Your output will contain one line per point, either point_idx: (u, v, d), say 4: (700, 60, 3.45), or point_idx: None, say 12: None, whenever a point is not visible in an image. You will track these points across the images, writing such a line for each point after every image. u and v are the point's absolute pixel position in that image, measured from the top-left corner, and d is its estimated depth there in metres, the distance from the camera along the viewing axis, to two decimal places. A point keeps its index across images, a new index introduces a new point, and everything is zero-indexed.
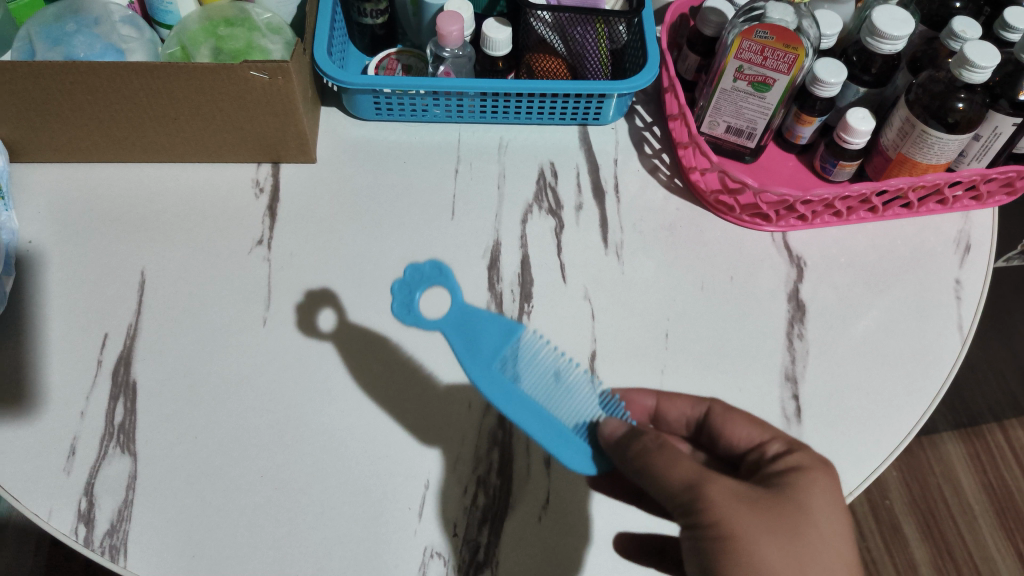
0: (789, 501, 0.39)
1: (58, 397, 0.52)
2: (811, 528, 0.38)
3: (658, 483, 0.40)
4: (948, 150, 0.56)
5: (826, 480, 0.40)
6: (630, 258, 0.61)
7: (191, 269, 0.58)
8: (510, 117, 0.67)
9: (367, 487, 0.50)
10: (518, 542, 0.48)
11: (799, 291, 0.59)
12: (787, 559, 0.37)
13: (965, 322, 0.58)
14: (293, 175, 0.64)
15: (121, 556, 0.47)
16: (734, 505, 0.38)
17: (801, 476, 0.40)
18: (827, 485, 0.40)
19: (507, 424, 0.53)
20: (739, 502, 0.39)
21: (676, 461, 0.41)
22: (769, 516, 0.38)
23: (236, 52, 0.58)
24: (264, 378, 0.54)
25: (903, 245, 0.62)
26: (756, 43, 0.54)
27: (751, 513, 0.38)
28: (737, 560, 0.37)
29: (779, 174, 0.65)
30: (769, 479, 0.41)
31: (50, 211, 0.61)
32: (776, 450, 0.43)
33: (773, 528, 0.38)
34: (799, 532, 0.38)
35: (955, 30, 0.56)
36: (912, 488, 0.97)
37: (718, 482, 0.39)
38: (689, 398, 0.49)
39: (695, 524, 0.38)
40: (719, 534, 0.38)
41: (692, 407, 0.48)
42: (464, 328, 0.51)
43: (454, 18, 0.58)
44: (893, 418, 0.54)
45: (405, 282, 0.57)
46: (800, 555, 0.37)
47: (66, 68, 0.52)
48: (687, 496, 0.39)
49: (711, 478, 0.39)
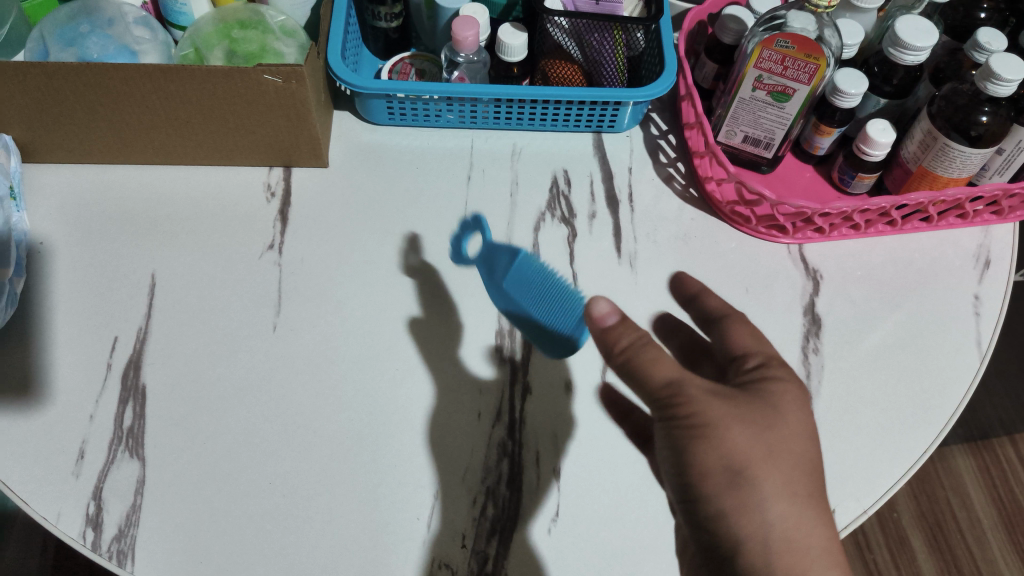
0: (764, 404, 0.38)
1: (68, 400, 0.52)
2: (781, 426, 0.38)
3: (639, 378, 0.39)
4: (970, 164, 0.55)
5: (798, 389, 0.40)
6: (643, 268, 0.60)
7: (201, 272, 0.58)
8: (523, 123, 0.66)
9: (376, 497, 0.49)
10: (526, 555, 0.48)
11: (814, 304, 0.59)
12: (760, 452, 0.37)
13: (983, 339, 0.57)
14: (304, 180, 0.63)
15: (128, 561, 0.47)
16: (711, 401, 0.37)
17: (775, 382, 0.40)
18: (798, 393, 0.40)
19: (517, 436, 0.52)
20: (717, 399, 0.38)
21: (657, 358, 0.39)
22: (744, 412, 0.38)
23: (250, 55, 0.58)
24: (273, 385, 0.53)
25: (921, 259, 0.62)
26: (777, 52, 0.53)
27: (727, 408, 0.37)
28: (710, 450, 0.36)
29: (796, 185, 0.64)
30: (743, 383, 0.40)
31: (62, 211, 0.60)
32: (756, 356, 0.42)
33: (747, 423, 0.37)
34: (771, 429, 0.37)
35: (980, 41, 0.54)
36: (921, 501, 0.96)
37: (698, 381, 0.38)
38: (722, 298, 0.46)
39: (673, 419, 0.37)
40: (694, 426, 0.37)
41: (715, 307, 0.45)
42: (487, 259, 0.54)
43: (469, 24, 0.58)
44: (908, 436, 0.53)
45: (456, 234, 0.59)
46: (772, 450, 0.37)
47: (80, 70, 0.51)
48: (666, 393, 0.38)
49: (692, 377, 0.38)
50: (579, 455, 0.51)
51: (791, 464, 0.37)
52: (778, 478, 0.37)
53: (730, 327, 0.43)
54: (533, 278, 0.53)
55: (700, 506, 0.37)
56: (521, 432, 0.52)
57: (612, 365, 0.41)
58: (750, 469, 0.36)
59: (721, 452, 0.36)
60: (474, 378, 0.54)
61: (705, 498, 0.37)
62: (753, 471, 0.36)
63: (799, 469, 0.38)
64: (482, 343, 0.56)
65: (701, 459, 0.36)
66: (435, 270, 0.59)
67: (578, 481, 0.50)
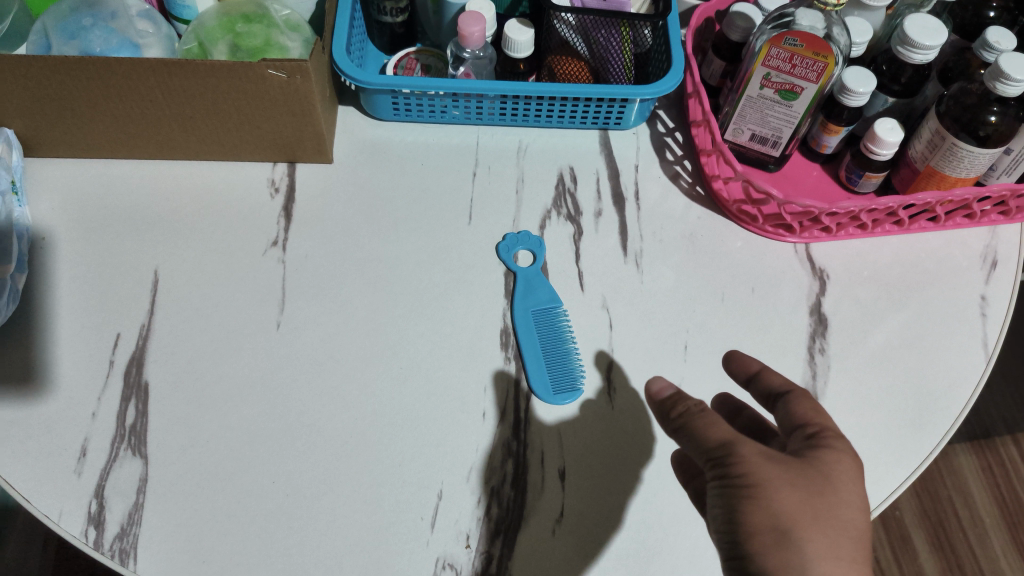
0: (816, 469, 0.38)
1: (70, 397, 0.52)
2: (832, 493, 0.38)
3: (695, 437, 0.41)
4: (978, 164, 0.55)
5: (852, 459, 0.39)
6: (649, 267, 0.60)
7: (204, 269, 0.58)
8: (529, 120, 0.66)
9: (380, 496, 0.49)
10: (531, 555, 0.48)
11: (821, 304, 0.58)
12: (807, 514, 0.37)
13: (990, 340, 0.57)
14: (308, 176, 0.63)
15: (131, 560, 0.46)
16: (762, 463, 0.38)
17: (827, 447, 0.39)
18: (852, 463, 0.39)
19: (522, 435, 0.52)
20: (769, 461, 0.38)
21: (713, 422, 0.41)
22: (796, 475, 0.38)
23: (254, 50, 0.57)
24: (277, 383, 0.53)
25: (928, 259, 0.61)
26: (785, 50, 0.53)
27: (777, 469, 0.38)
28: (757, 509, 0.36)
29: (803, 184, 0.64)
30: (799, 450, 0.40)
31: (64, 206, 0.60)
32: (815, 426, 0.41)
33: (796, 486, 0.37)
34: (821, 493, 0.37)
35: (989, 41, 0.54)
36: (923, 500, 0.96)
37: (751, 443, 0.39)
38: (785, 376, 0.45)
39: (724, 478, 0.38)
40: (742, 485, 0.37)
41: (779, 384, 0.45)
42: (527, 280, 0.58)
43: (476, 19, 0.57)
44: (914, 437, 0.53)
45: (508, 244, 0.59)
46: (819, 514, 0.37)
47: (82, 64, 0.51)
48: (720, 453, 0.39)
49: (746, 440, 0.39)
50: (584, 455, 0.51)
51: (839, 531, 0.37)
52: (825, 543, 0.36)
53: (796, 401, 0.43)
54: (564, 313, 0.57)
55: (746, 566, 0.37)
56: (526, 431, 0.52)
57: (670, 429, 0.43)
58: (798, 531, 0.36)
59: (767, 510, 0.36)
60: (479, 377, 0.54)
61: (750, 557, 0.36)
62: (800, 533, 0.36)
63: (846, 536, 0.37)
64: (487, 342, 0.55)
65: (746, 516, 0.37)
66: (440, 268, 0.59)
67: (583, 481, 0.50)
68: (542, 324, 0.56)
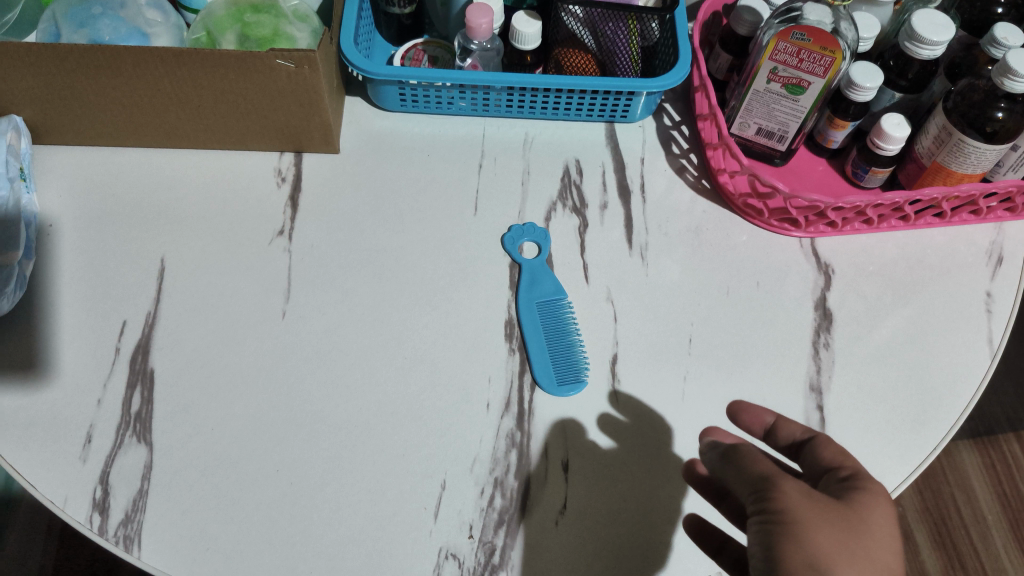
0: (853, 510, 0.38)
1: (76, 383, 0.52)
2: (868, 535, 0.37)
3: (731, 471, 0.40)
4: (985, 160, 0.55)
5: (887, 502, 0.39)
6: (654, 260, 0.60)
7: (211, 258, 0.58)
8: (536, 112, 0.66)
9: (383, 485, 0.49)
10: (533, 546, 0.48)
11: (825, 299, 0.58)
12: (843, 554, 0.36)
13: (995, 336, 0.57)
14: (314, 166, 0.63)
15: (135, 546, 0.47)
16: (803, 500, 0.37)
17: (863, 489, 0.39)
18: (887, 506, 0.39)
19: (526, 426, 0.52)
20: (810, 498, 0.37)
21: (756, 456, 0.40)
22: (835, 514, 0.37)
23: (262, 39, 0.57)
24: (282, 371, 0.53)
25: (933, 255, 0.61)
26: (792, 44, 0.53)
27: (817, 507, 0.37)
28: (796, 546, 0.35)
29: (809, 178, 0.64)
30: (833, 492, 0.40)
31: (71, 194, 0.60)
32: (848, 470, 0.41)
33: (834, 523, 0.37)
34: (858, 536, 0.37)
35: (997, 36, 0.54)
36: (925, 497, 0.96)
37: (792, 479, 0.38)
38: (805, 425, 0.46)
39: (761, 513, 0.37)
40: (781, 521, 0.37)
41: (801, 433, 0.45)
42: (531, 271, 0.58)
43: (483, 11, 0.57)
44: (919, 433, 0.53)
45: (513, 235, 0.59)
46: (855, 556, 0.36)
47: (91, 51, 0.51)
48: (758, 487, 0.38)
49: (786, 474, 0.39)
50: (587, 446, 0.51)
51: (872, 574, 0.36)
52: None
53: (821, 446, 0.43)
54: (568, 304, 0.57)
55: None
56: (530, 422, 0.52)
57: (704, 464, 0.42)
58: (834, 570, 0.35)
59: (806, 547, 0.35)
60: (483, 367, 0.54)
61: None
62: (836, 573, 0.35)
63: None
64: (492, 332, 0.56)
65: (784, 553, 0.35)
66: (446, 259, 0.59)
67: (587, 472, 0.50)
68: (545, 315, 0.56)
